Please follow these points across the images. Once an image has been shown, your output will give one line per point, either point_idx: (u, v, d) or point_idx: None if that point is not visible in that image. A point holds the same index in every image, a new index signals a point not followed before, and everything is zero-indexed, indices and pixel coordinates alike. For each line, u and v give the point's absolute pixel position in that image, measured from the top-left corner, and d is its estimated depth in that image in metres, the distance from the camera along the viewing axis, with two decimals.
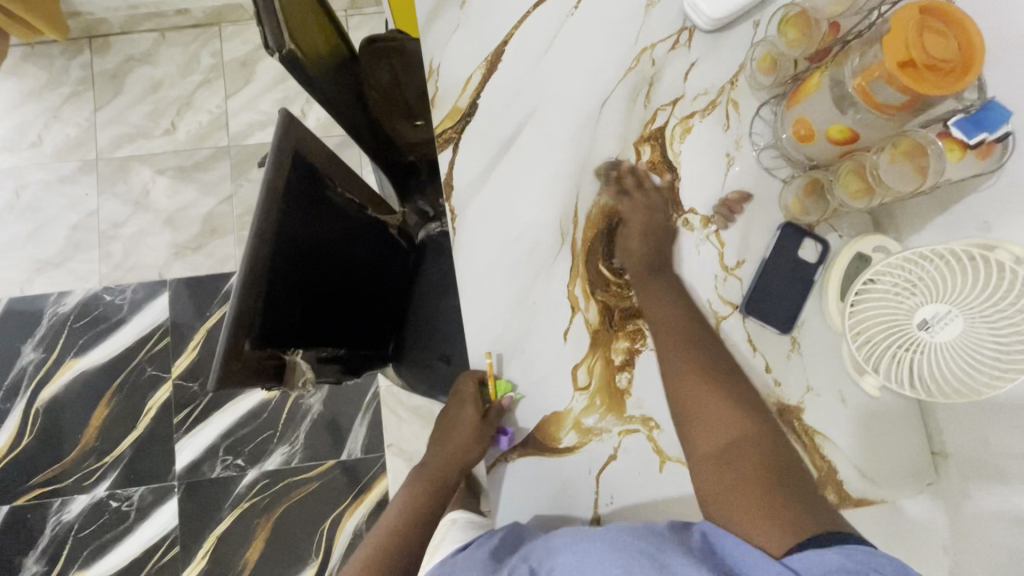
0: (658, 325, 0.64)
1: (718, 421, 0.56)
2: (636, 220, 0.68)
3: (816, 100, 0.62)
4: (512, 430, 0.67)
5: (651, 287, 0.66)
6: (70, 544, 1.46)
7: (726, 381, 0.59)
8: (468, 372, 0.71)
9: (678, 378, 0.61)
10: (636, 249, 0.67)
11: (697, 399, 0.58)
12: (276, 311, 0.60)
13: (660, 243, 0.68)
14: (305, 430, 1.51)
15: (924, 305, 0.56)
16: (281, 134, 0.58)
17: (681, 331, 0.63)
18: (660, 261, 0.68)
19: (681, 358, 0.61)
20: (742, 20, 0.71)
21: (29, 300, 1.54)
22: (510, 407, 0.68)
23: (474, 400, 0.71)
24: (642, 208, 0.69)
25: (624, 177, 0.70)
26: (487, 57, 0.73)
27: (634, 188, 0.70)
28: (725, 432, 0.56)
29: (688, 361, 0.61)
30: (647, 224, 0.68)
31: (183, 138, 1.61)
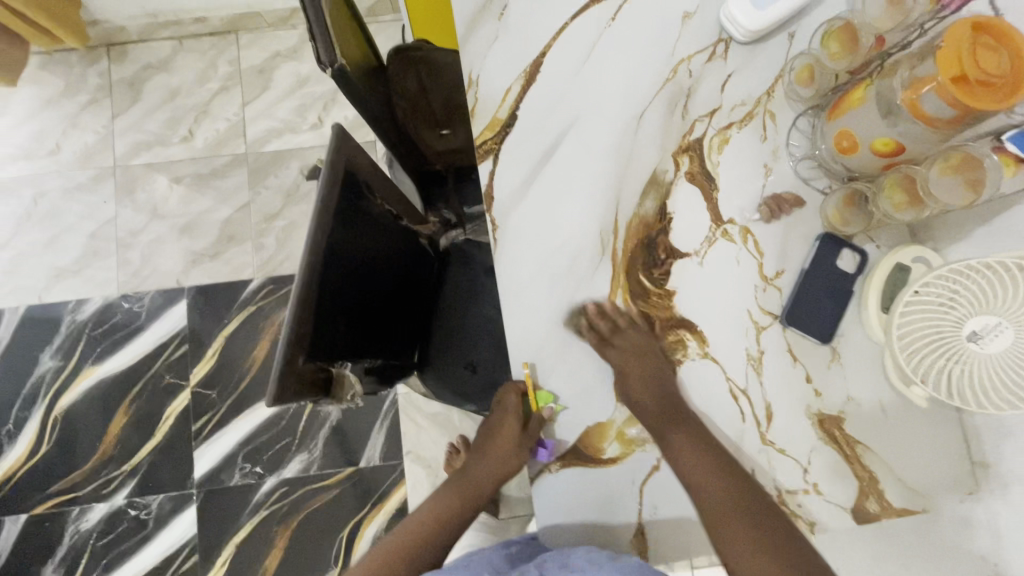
0: (688, 479, 0.62)
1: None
2: (632, 367, 0.66)
3: (861, 112, 0.62)
4: (553, 443, 0.67)
5: (670, 434, 0.64)
6: (89, 552, 1.46)
7: (770, 533, 0.59)
8: (515, 381, 0.71)
9: (732, 537, 0.59)
10: (642, 400, 0.65)
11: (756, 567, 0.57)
12: (326, 324, 0.60)
13: (661, 383, 0.66)
14: (323, 438, 1.50)
15: (972, 316, 0.57)
16: (335, 148, 0.59)
17: (714, 482, 0.62)
18: (667, 398, 0.66)
19: (721, 511, 0.60)
20: (777, 32, 0.72)
21: (47, 308, 1.54)
22: (551, 420, 0.67)
23: (517, 410, 0.71)
24: (634, 351, 0.66)
25: (602, 319, 0.68)
26: (526, 68, 0.73)
27: (622, 322, 0.67)
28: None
29: (729, 512, 0.60)
30: (645, 371, 0.66)
31: (200, 145, 1.61)
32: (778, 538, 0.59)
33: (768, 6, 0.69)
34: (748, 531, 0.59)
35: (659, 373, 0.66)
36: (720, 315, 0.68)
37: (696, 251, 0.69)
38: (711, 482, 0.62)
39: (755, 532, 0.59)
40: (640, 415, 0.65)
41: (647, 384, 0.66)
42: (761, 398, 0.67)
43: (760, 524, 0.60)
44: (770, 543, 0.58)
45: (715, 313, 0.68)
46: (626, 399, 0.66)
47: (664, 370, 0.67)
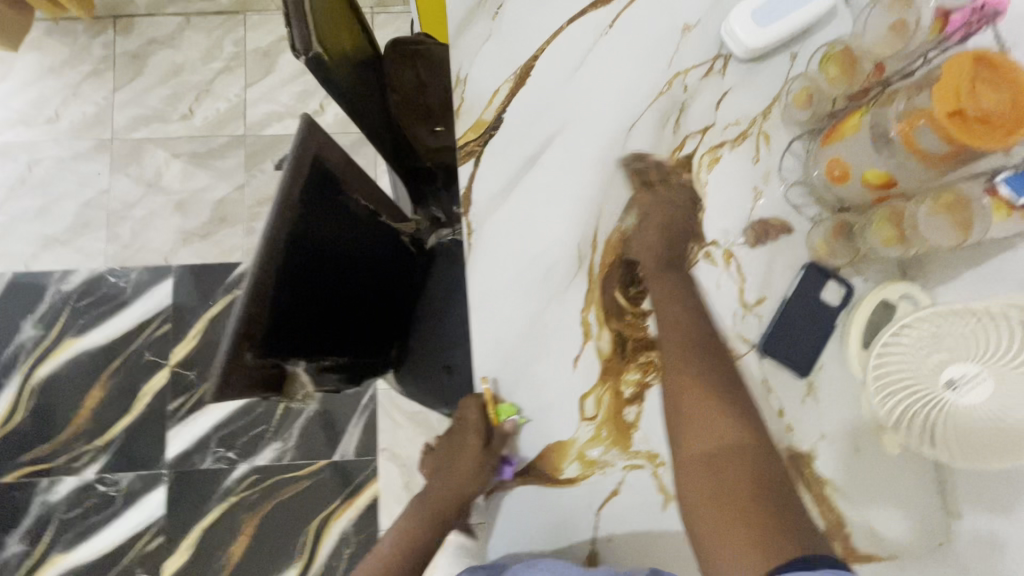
0: (665, 320, 0.62)
1: (701, 419, 0.54)
2: (653, 219, 0.66)
3: (855, 140, 0.60)
4: (518, 461, 0.66)
5: (666, 279, 0.64)
6: (54, 525, 1.44)
7: (723, 384, 0.56)
8: (474, 396, 0.68)
9: (681, 379, 0.57)
10: (647, 239, 0.66)
11: (694, 407, 0.55)
12: (281, 320, 0.58)
13: (677, 240, 0.67)
14: (298, 428, 1.49)
15: (950, 363, 0.54)
16: (301, 140, 0.57)
17: (687, 333, 0.60)
18: (676, 260, 0.66)
19: (681, 350, 0.59)
20: (780, 51, 0.70)
21: (33, 276, 1.53)
22: (516, 433, 0.66)
23: (477, 427, 0.68)
24: (662, 203, 0.68)
25: (648, 171, 0.69)
26: (516, 71, 0.71)
27: (654, 184, 0.69)
28: (715, 438, 0.52)
29: (685, 354, 0.59)
30: (657, 228, 0.66)
31: (199, 124, 1.60)
32: (730, 392, 0.55)
33: (770, 24, 0.67)
34: (700, 375, 0.57)
35: (676, 229, 0.67)
36: None
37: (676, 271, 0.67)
38: (685, 323, 0.61)
39: (706, 379, 0.56)
40: (642, 257, 0.66)
41: (660, 233, 0.66)
42: None
43: (724, 381, 0.56)
44: (720, 399, 0.55)
45: None
46: (635, 248, 0.66)
47: (683, 230, 0.67)
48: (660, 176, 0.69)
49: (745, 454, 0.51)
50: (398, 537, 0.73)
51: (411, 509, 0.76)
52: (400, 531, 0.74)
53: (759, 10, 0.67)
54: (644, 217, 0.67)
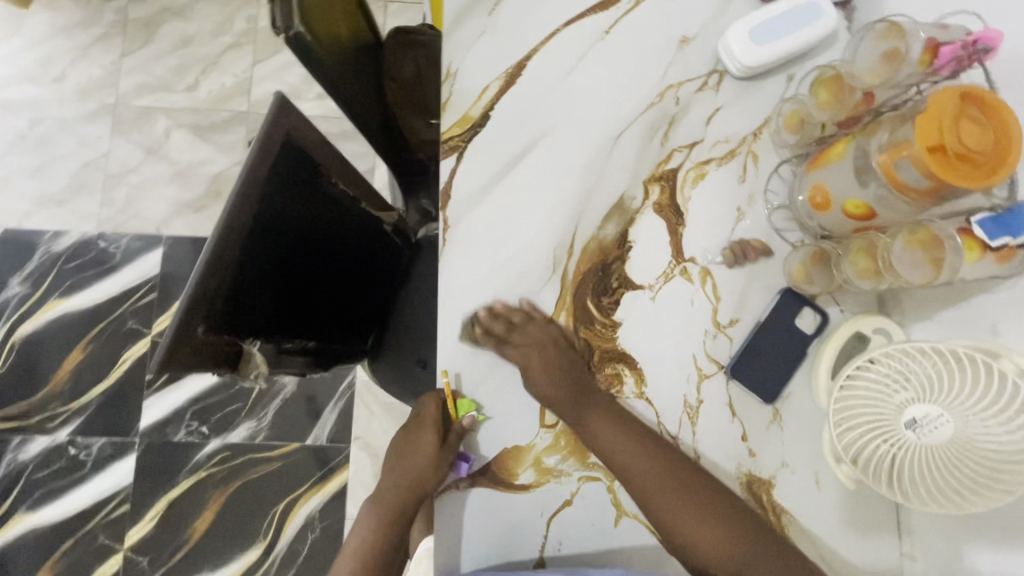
0: (606, 448, 0.61)
1: (710, 540, 0.56)
2: (533, 360, 0.63)
3: (838, 168, 0.59)
4: (473, 458, 0.64)
5: (588, 414, 0.62)
6: (22, 484, 1.44)
7: (704, 501, 0.58)
8: (433, 394, 0.67)
9: (668, 508, 0.58)
10: (548, 391, 0.62)
11: (699, 532, 0.56)
12: (240, 297, 0.58)
13: (568, 367, 0.63)
14: (274, 409, 1.48)
15: (914, 403, 0.52)
16: (273, 118, 0.57)
17: (642, 448, 0.60)
18: (579, 381, 0.63)
19: (648, 479, 0.59)
20: (774, 72, 0.69)
21: (24, 234, 1.53)
22: (473, 431, 0.64)
23: (433, 425, 0.66)
24: (532, 343, 0.63)
25: (494, 322, 0.64)
26: (508, 69, 0.70)
27: (514, 322, 0.64)
28: (734, 559, 0.55)
29: (655, 477, 0.59)
30: (552, 355, 0.63)
31: (203, 97, 1.60)
32: (715, 503, 0.58)
33: (766, 45, 0.66)
34: (682, 498, 0.58)
35: (567, 367, 0.63)
36: (663, 356, 0.65)
37: (650, 285, 0.66)
38: (632, 448, 0.60)
39: (690, 500, 0.58)
40: (554, 405, 0.62)
41: (557, 377, 0.63)
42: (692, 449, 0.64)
43: (694, 486, 0.59)
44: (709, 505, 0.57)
45: (658, 353, 0.65)
46: (531, 387, 0.63)
47: (570, 365, 0.64)
48: (507, 309, 0.65)
49: (759, 553, 0.55)
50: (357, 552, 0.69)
51: (364, 516, 0.71)
52: (356, 544, 0.70)
53: (756, 29, 0.67)
54: (523, 351, 0.63)
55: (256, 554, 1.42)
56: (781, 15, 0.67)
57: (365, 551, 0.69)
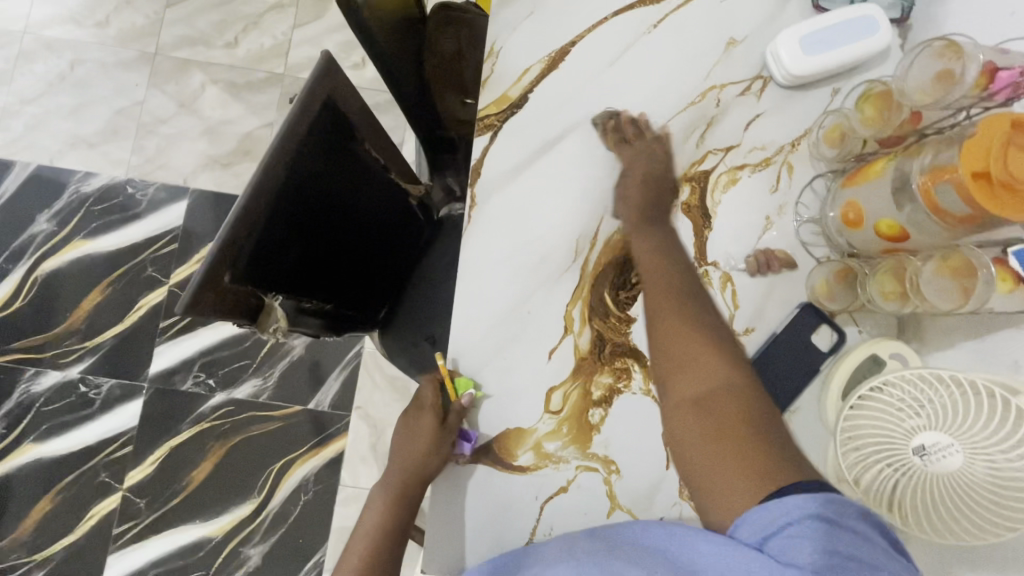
0: (644, 265, 0.62)
1: (686, 353, 0.54)
2: (636, 166, 0.66)
3: (875, 186, 0.58)
4: (477, 436, 0.64)
5: (642, 236, 0.64)
6: (32, 414, 1.48)
7: (701, 320, 0.56)
8: (432, 379, 0.69)
9: (664, 316, 0.57)
10: (631, 194, 0.66)
11: (677, 345, 0.55)
12: (267, 249, 0.58)
13: (656, 201, 0.66)
14: (280, 370, 1.50)
15: (924, 430, 0.52)
16: (317, 77, 0.57)
17: (675, 284, 0.60)
18: (651, 211, 0.65)
19: (661, 286, 0.60)
20: (821, 84, 0.68)
21: (56, 172, 1.56)
22: (474, 407, 0.65)
23: (433, 405, 0.67)
24: (636, 167, 0.66)
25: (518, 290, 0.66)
26: (552, 53, 0.70)
27: (630, 138, 0.68)
28: (699, 377, 0.52)
29: (665, 286, 0.59)
30: (634, 185, 0.66)
31: (242, 55, 1.61)
32: (710, 331, 0.55)
33: (816, 55, 0.65)
34: (677, 311, 0.57)
35: (660, 179, 0.66)
36: None
37: None
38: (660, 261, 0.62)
39: (683, 314, 0.56)
40: (623, 207, 0.66)
41: (642, 185, 0.66)
42: None
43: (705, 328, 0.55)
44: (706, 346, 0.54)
45: None
46: (615, 206, 0.66)
47: (662, 179, 0.66)
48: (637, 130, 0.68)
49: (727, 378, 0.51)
50: (366, 533, 0.67)
51: (373, 498, 0.69)
52: (365, 529, 0.67)
53: (807, 38, 0.66)
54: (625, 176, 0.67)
55: (249, 509, 1.45)
56: (834, 26, 0.65)
57: (374, 531, 0.67)
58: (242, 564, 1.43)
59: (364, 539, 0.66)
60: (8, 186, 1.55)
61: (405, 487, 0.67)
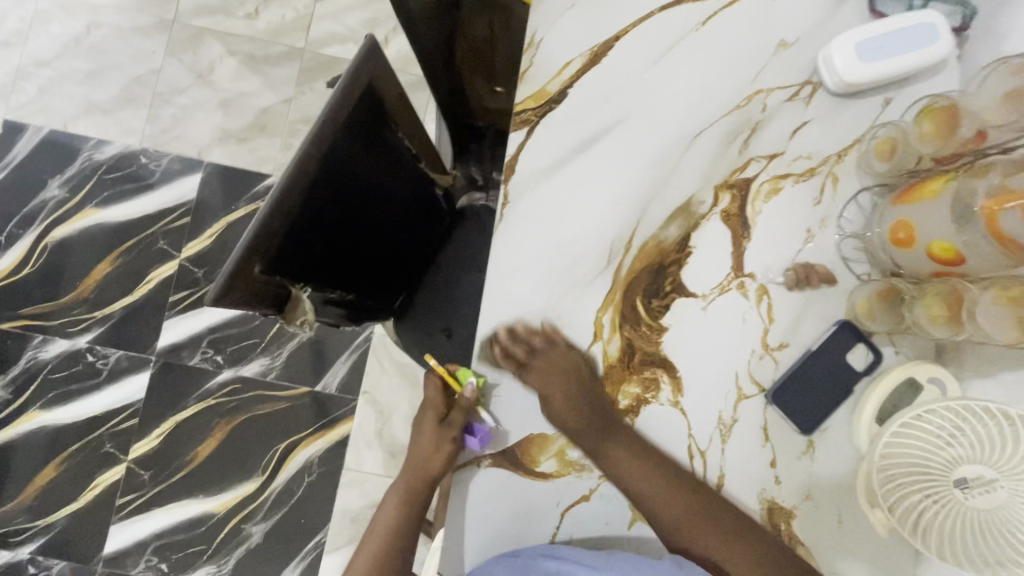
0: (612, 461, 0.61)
1: (715, 544, 0.58)
2: (555, 387, 0.62)
3: (931, 206, 0.56)
4: (484, 431, 0.63)
5: (611, 442, 0.61)
6: (39, 381, 1.47)
7: (702, 498, 0.60)
8: (433, 375, 0.71)
9: (673, 514, 0.59)
10: (566, 418, 0.62)
11: (702, 537, 0.58)
12: (296, 240, 0.57)
13: (594, 394, 0.62)
14: (288, 350, 1.49)
15: (967, 462, 0.51)
16: (360, 62, 0.55)
17: (658, 479, 0.60)
18: (597, 412, 0.62)
19: (656, 491, 0.59)
20: (873, 92, 0.65)
21: (69, 138, 1.53)
22: (480, 404, 0.64)
23: (437, 405, 0.70)
24: (558, 367, 0.62)
25: (546, 292, 0.64)
26: (594, 47, 0.67)
27: (537, 348, 0.63)
28: (742, 563, 0.57)
29: (659, 488, 0.60)
30: (570, 386, 0.62)
31: (262, 27, 1.57)
32: (713, 507, 0.59)
33: (872, 62, 0.62)
34: (687, 504, 0.59)
35: (588, 384, 0.62)
36: (704, 369, 0.63)
37: (704, 294, 0.64)
38: (636, 464, 0.60)
39: (693, 503, 0.59)
40: (567, 430, 0.62)
41: (576, 401, 0.62)
42: (718, 466, 0.62)
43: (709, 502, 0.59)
44: (728, 526, 0.58)
45: (701, 365, 0.64)
46: (550, 409, 0.62)
47: (590, 381, 0.63)
48: (555, 346, 0.63)
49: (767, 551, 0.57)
50: (378, 537, 0.68)
51: (386, 501, 0.71)
52: (380, 526, 0.68)
53: (865, 44, 0.62)
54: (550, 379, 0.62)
55: (253, 487, 1.46)
56: (893, 33, 0.62)
57: (386, 534, 0.68)
58: (244, 541, 1.44)
59: (375, 543, 0.67)
60: (20, 150, 1.52)
61: (417, 486, 0.69)
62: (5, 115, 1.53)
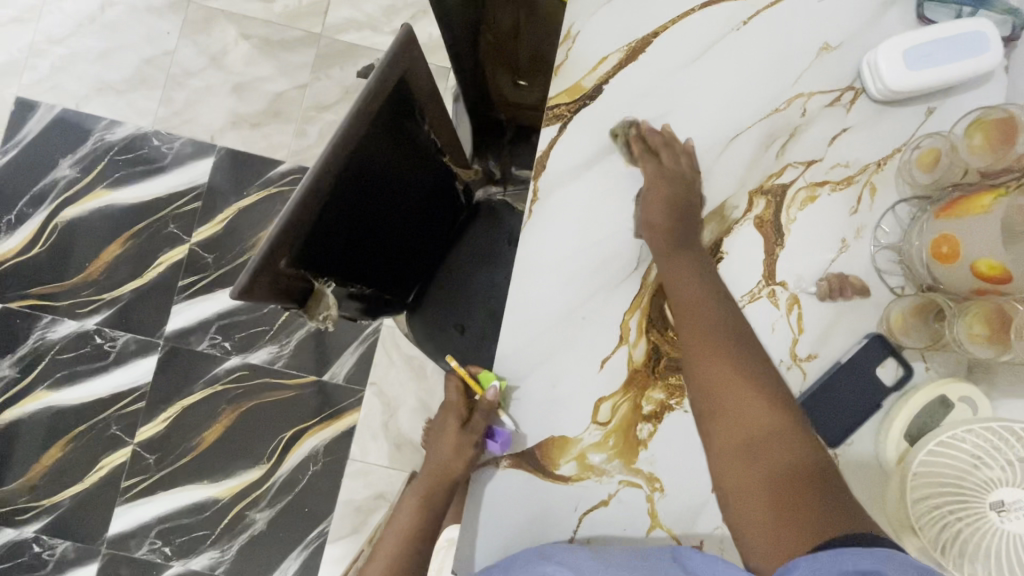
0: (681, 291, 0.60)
1: (739, 405, 0.53)
2: (657, 189, 0.62)
3: (977, 221, 0.55)
4: (505, 435, 0.63)
5: (679, 256, 0.61)
6: (46, 362, 1.47)
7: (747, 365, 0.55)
8: (454, 377, 0.70)
9: (708, 367, 0.56)
10: (657, 219, 0.62)
11: (726, 393, 0.54)
12: (324, 233, 0.56)
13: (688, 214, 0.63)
14: (297, 339, 1.48)
15: (1004, 485, 0.49)
16: (396, 53, 0.54)
17: (708, 314, 0.58)
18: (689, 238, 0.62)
19: (699, 324, 0.58)
20: (917, 101, 0.64)
21: (81, 117, 1.52)
22: (501, 407, 0.63)
23: (458, 406, 0.69)
24: (670, 173, 0.63)
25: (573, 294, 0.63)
26: (632, 42, 0.65)
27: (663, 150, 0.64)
28: (751, 427, 0.52)
29: (708, 321, 0.58)
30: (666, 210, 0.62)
31: (278, 11, 1.54)
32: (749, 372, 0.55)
33: (918, 71, 0.61)
34: (726, 361, 0.56)
35: (687, 205, 0.63)
36: None
37: (734, 301, 0.63)
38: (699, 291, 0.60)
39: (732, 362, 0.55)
40: (652, 238, 0.62)
41: (671, 211, 0.62)
42: None
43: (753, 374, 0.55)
44: (757, 392, 0.53)
45: None
46: (643, 216, 0.63)
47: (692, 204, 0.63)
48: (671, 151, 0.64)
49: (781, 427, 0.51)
50: (397, 533, 0.69)
51: (405, 498, 0.71)
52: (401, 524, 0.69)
53: (912, 51, 0.61)
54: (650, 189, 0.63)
55: (258, 474, 1.45)
56: (943, 39, 0.61)
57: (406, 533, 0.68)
58: (248, 527, 1.44)
59: (395, 537, 0.69)
60: (32, 128, 1.51)
61: (436, 485, 0.69)
62: (17, 91, 1.52)
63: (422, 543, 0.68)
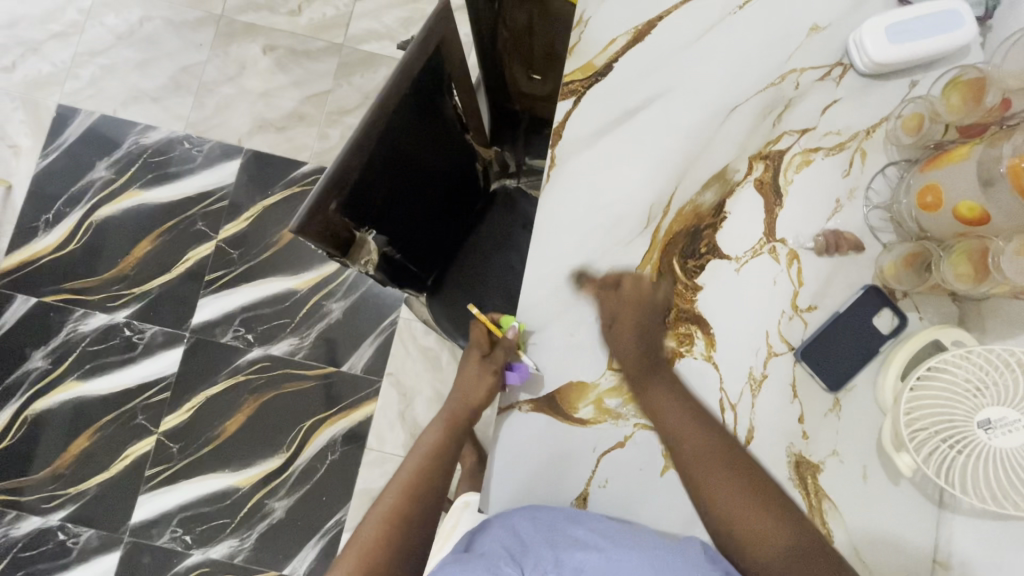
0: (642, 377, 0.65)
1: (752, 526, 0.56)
2: (623, 317, 0.66)
3: (957, 169, 0.61)
4: (524, 367, 0.68)
5: (653, 384, 0.65)
6: (77, 353, 1.53)
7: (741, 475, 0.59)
8: (477, 321, 0.78)
9: (706, 482, 0.59)
10: (625, 347, 0.66)
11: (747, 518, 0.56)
12: (364, 188, 0.64)
13: (654, 344, 0.66)
14: (317, 332, 1.54)
15: (991, 406, 0.54)
16: (429, 28, 0.63)
17: (697, 432, 0.62)
18: (656, 363, 0.66)
19: (683, 435, 0.62)
20: (900, 74, 0.70)
21: (118, 123, 1.61)
22: (519, 348, 0.69)
23: (481, 343, 0.76)
24: (631, 300, 0.67)
25: (585, 250, 0.69)
26: (638, 26, 0.72)
27: (622, 283, 0.68)
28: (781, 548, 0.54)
29: (693, 435, 0.62)
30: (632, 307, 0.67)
31: (303, 24, 1.64)
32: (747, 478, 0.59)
33: (902, 43, 0.67)
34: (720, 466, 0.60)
35: (647, 302, 0.67)
36: (736, 327, 0.67)
37: (737, 257, 0.68)
38: (675, 409, 0.64)
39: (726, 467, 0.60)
40: (626, 366, 0.66)
41: (635, 337, 0.66)
42: (748, 420, 0.65)
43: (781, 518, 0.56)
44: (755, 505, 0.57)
45: (733, 323, 0.67)
46: (610, 346, 0.67)
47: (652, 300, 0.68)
48: (632, 278, 0.68)
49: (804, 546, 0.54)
50: (423, 451, 0.75)
51: (433, 423, 0.78)
52: (427, 442, 0.75)
53: (893, 27, 0.67)
54: (614, 325, 0.67)
55: (277, 463, 1.49)
56: (924, 16, 0.67)
57: (431, 448, 0.74)
58: (267, 516, 1.47)
59: (419, 457, 0.73)
60: (71, 133, 1.60)
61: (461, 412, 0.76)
62: (59, 100, 1.62)
63: (446, 459, 0.74)
